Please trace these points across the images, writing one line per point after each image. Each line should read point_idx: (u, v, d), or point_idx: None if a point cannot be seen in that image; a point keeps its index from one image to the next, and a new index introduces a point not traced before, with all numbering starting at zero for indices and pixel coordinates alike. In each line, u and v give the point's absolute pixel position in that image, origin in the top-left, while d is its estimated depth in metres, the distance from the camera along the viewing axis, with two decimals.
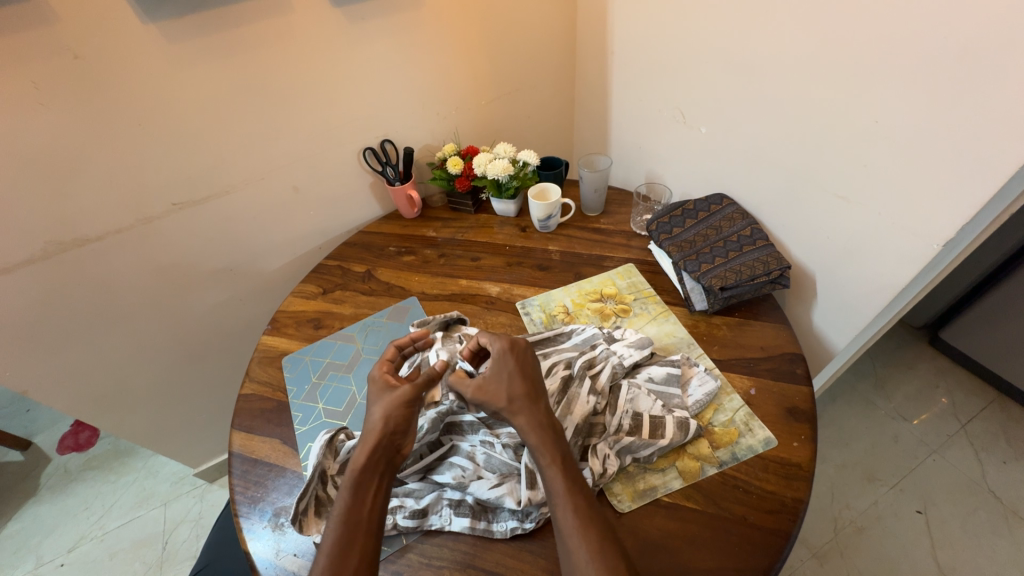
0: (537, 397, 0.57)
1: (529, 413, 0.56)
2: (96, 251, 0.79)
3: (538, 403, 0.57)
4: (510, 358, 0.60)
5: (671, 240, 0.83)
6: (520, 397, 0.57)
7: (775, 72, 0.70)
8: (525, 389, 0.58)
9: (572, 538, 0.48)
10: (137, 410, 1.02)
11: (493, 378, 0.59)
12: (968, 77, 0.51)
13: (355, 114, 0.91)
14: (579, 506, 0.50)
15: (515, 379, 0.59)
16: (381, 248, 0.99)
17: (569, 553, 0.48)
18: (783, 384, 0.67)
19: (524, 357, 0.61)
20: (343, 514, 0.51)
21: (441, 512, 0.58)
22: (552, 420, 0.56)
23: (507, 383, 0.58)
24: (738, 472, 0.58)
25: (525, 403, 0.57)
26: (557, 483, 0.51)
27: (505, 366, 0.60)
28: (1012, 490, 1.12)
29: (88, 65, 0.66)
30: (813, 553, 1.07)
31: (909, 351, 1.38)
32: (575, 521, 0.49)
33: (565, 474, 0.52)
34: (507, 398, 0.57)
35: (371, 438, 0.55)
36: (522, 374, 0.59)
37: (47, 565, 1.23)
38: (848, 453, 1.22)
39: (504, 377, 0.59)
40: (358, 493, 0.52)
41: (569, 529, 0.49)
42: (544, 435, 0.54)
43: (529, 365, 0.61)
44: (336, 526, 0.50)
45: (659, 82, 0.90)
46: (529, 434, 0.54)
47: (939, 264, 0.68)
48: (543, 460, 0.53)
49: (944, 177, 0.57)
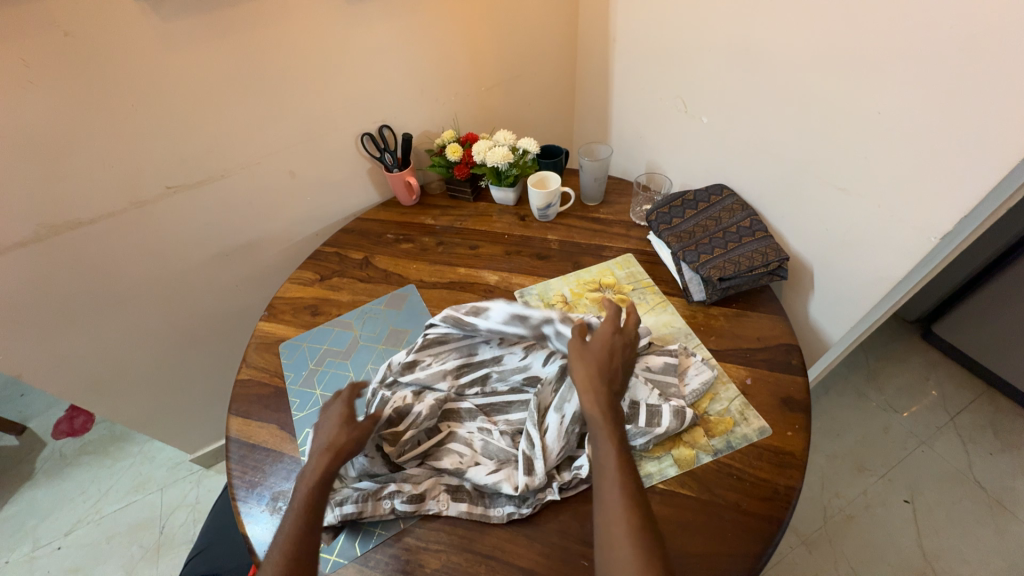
0: (609, 386, 0.56)
1: (598, 395, 0.55)
2: (90, 233, 0.79)
3: (610, 390, 0.56)
4: (607, 341, 0.59)
5: (670, 231, 0.83)
6: (598, 377, 0.56)
7: (778, 62, 0.70)
8: (608, 373, 0.57)
9: (613, 513, 0.48)
10: (132, 396, 1.02)
11: (587, 354, 0.58)
12: (970, 68, 0.51)
13: (352, 99, 0.90)
14: (626, 486, 0.49)
15: (599, 362, 0.57)
16: (379, 235, 0.98)
17: (605, 530, 0.47)
18: (777, 373, 0.68)
19: (621, 347, 0.59)
20: (297, 525, 0.49)
21: (438, 497, 0.58)
22: (617, 408, 0.55)
23: (590, 364, 0.57)
24: (733, 460, 0.59)
25: (601, 386, 0.55)
26: (611, 461, 0.50)
27: (593, 348, 0.59)
28: (998, 481, 1.14)
29: (79, 43, 0.64)
30: (803, 540, 1.09)
31: (902, 344, 1.39)
32: (620, 497, 0.48)
33: (619, 451, 0.51)
34: (584, 372, 0.56)
35: (325, 454, 0.54)
36: (608, 364, 0.57)
37: (44, 548, 1.23)
38: (840, 444, 1.23)
39: (593, 357, 0.58)
40: (314, 502, 0.51)
41: (611, 504, 0.48)
42: (606, 415, 0.53)
43: (620, 357, 0.59)
44: (293, 526, 0.49)
45: (661, 69, 0.89)
46: (592, 411, 0.54)
47: (934, 257, 0.68)
48: (601, 433, 0.52)
49: (947, 167, 0.56)
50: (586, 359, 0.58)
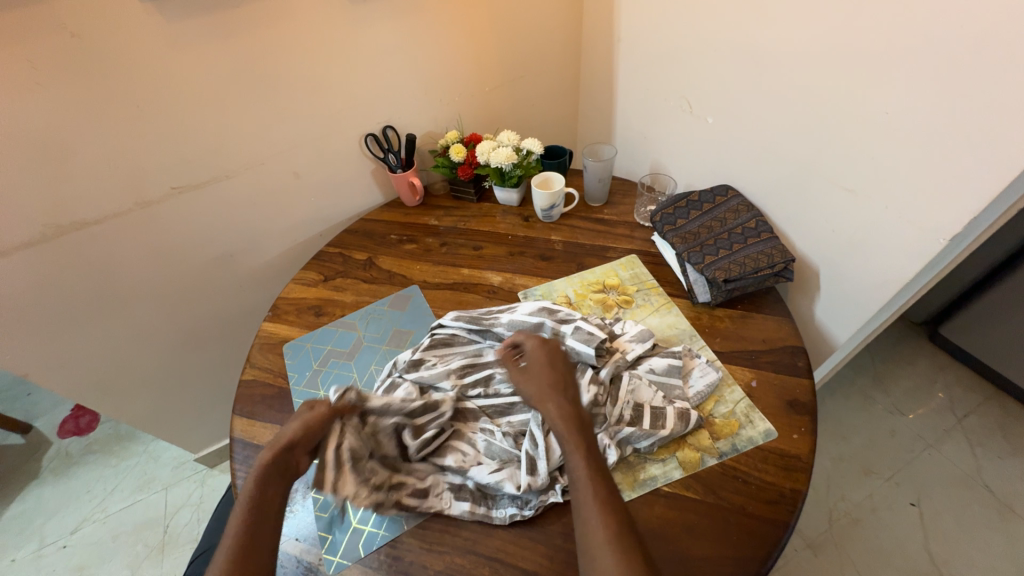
0: (560, 394, 0.60)
1: (557, 403, 0.59)
2: (95, 234, 0.79)
3: (565, 393, 0.60)
4: (541, 353, 0.64)
5: (675, 232, 0.82)
6: (548, 388, 0.60)
7: (784, 62, 0.69)
8: (556, 379, 0.61)
9: (589, 517, 0.49)
10: (137, 395, 1.02)
11: (529, 372, 0.63)
12: (979, 68, 0.50)
13: (357, 100, 0.90)
14: (599, 489, 0.51)
15: (541, 375, 0.62)
16: (383, 235, 0.98)
17: (586, 534, 0.48)
18: (783, 376, 0.67)
19: (556, 357, 0.64)
20: (242, 525, 0.52)
21: (441, 494, 0.58)
22: (578, 412, 0.58)
23: (535, 380, 0.62)
24: (738, 462, 0.59)
25: (553, 394, 0.60)
26: (580, 467, 0.52)
27: (534, 363, 0.63)
28: (1007, 485, 1.13)
29: (85, 44, 0.64)
30: (808, 543, 1.09)
31: (908, 346, 1.38)
32: (594, 501, 0.50)
33: (588, 458, 0.53)
34: (535, 389, 0.61)
35: (268, 453, 0.56)
36: (550, 373, 0.62)
37: (50, 547, 1.24)
38: (846, 446, 1.22)
39: (537, 370, 0.62)
40: (260, 498, 0.54)
41: (586, 510, 0.50)
42: (569, 423, 0.56)
43: (560, 365, 0.63)
44: (238, 521, 0.52)
45: (666, 70, 0.89)
46: (556, 420, 0.57)
47: (943, 259, 0.67)
48: (567, 445, 0.55)
49: (955, 168, 0.56)
50: (528, 377, 0.62)
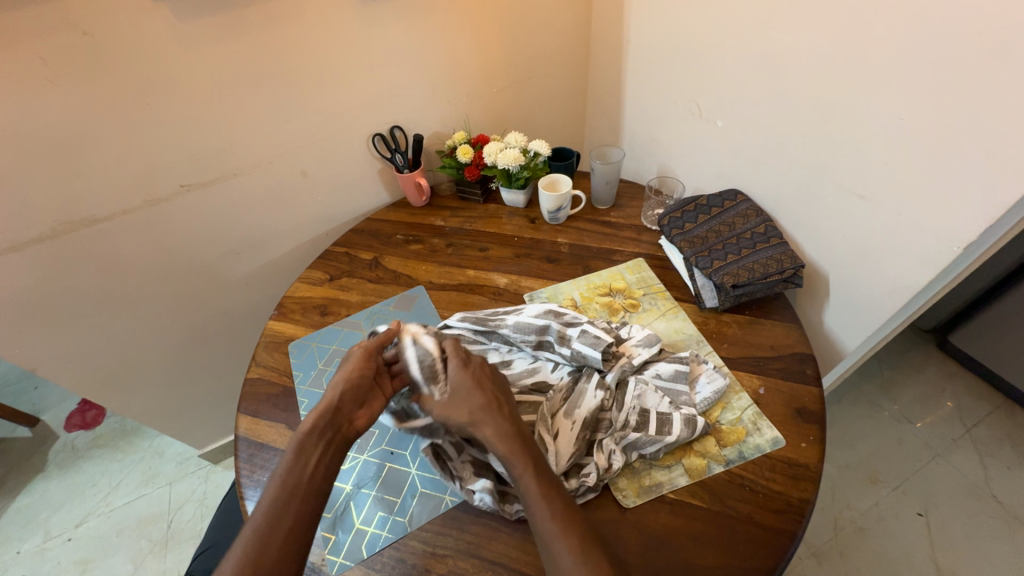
0: (496, 411, 0.57)
1: (494, 423, 0.56)
2: (103, 231, 0.79)
3: (502, 411, 0.57)
4: (463, 373, 0.60)
5: (683, 236, 0.82)
6: (479, 409, 0.57)
7: (795, 67, 0.69)
8: (486, 400, 0.58)
9: (554, 541, 0.48)
10: (142, 391, 1.03)
11: (453, 400, 0.58)
12: (996, 75, 0.50)
13: (365, 100, 0.90)
14: (557, 509, 0.50)
15: (467, 398, 0.58)
16: (389, 235, 0.98)
17: (552, 560, 0.47)
18: (791, 384, 0.67)
19: (481, 376, 0.60)
20: (272, 503, 0.51)
21: (464, 465, 0.58)
22: (518, 429, 0.56)
23: (465, 403, 0.57)
24: (745, 471, 0.58)
25: (489, 413, 0.56)
26: (533, 489, 0.51)
27: (458, 384, 0.59)
28: (1016, 496, 1.11)
29: (97, 42, 0.65)
30: (813, 551, 1.08)
31: (917, 353, 1.37)
32: (553, 525, 0.49)
33: (538, 477, 0.52)
34: (466, 415, 0.57)
35: (311, 416, 0.57)
36: (478, 391, 0.58)
37: (54, 540, 1.25)
38: (852, 453, 1.21)
39: (463, 395, 0.58)
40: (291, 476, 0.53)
41: (549, 533, 0.48)
42: (512, 443, 0.54)
43: (488, 382, 0.60)
44: (269, 502, 0.51)
45: (676, 73, 0.88)
46: (497, 444, 0.54)
47: (956, 267, 0.67)
48: (515, 469, 0.53)
49: (968, 178, 0.55)
50: (454, 404, 0.58)
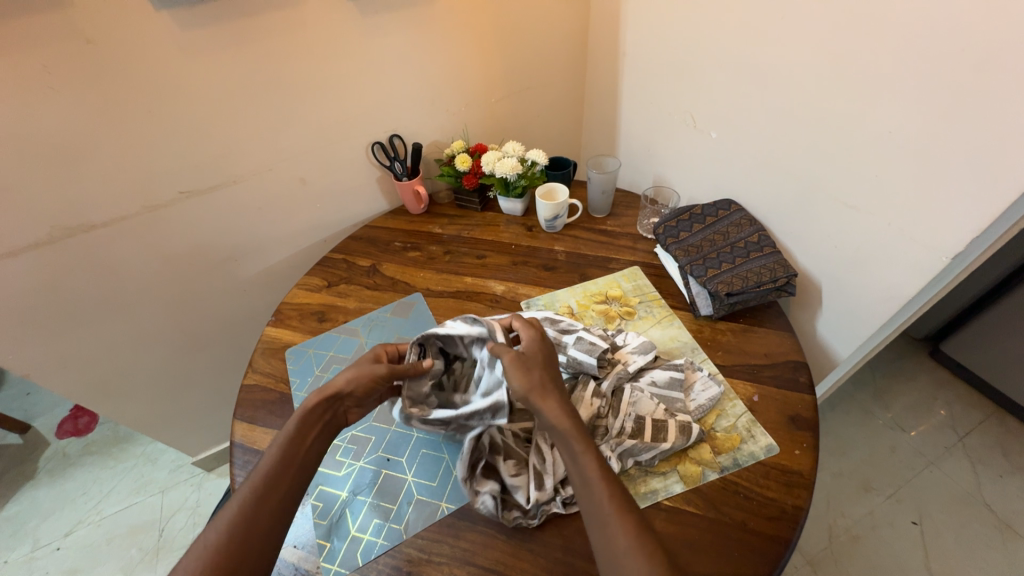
0: (556, 391, 0.57)
1: (560, 403, 0.56)
2: (101, 237, 0.79)
3: (564, 393, 0.57)
4: (532, 349, 0.60)
5: (678, 244, 0.83)
6: (546, 385, 0.56)
7: (785, 81, 0.71)
8: (547, 377, 0.57)
9: (610, 524, 0.48)
10: (136, 398, 1.02)
11: (523, 366, 0.57)
12: (980, 90, 0.51)
13: (363, 109, 0.91)
14: (616, 496, 0.49)
15: (535, 371, 0.57)
16: (386, 243, 0.99)
17: (604, 542, 0.47)
18: (785, 391, 0.67)
19: (545, 355, 0.60)
20: (265, 472, 0.52)
21: (477, 469, 0.58)
22: (576, 411, 0.56)
23: (529, 376, 0.56)
24: (740, 478, 0.59)
25: (555, 391, 0.56)
26: (592, 469, 0.51)
27: (527, 357, 0.58)
28: (1007, 504, 1.12)
29: (100, 50, 0.66)
30: (809, 560, 1.08)
31: (909, 362, 1.38)
32: (612, 506, 0.49)
33: (598, 459, 0.52)
34: (529, 388, 0.56)
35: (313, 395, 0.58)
36: (544, 367, 0.59)
37: (43, 549, 1.23)
38: (845, 461, 1.22)
39: (533, 365, 0.57)
40: (288, 451, 0.54)
41: (608, 515, 0.48)
42: (573, 423, 0.54)
43: (550, 361, 0.60)
44: (260, 473, 0.51)
45: (670, 85, 0.90)
46: (563, 420, 0.54)
47: (945, 277, 0.68)
48: (577, 446, 0.52)
49: (954, 189, 0.57)
50: (521, 373, 0.56)
